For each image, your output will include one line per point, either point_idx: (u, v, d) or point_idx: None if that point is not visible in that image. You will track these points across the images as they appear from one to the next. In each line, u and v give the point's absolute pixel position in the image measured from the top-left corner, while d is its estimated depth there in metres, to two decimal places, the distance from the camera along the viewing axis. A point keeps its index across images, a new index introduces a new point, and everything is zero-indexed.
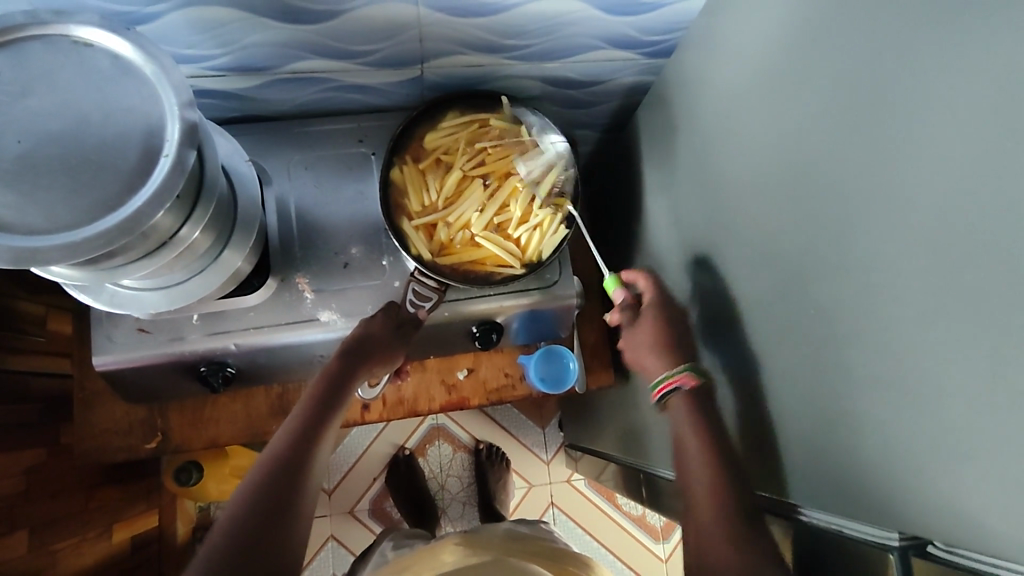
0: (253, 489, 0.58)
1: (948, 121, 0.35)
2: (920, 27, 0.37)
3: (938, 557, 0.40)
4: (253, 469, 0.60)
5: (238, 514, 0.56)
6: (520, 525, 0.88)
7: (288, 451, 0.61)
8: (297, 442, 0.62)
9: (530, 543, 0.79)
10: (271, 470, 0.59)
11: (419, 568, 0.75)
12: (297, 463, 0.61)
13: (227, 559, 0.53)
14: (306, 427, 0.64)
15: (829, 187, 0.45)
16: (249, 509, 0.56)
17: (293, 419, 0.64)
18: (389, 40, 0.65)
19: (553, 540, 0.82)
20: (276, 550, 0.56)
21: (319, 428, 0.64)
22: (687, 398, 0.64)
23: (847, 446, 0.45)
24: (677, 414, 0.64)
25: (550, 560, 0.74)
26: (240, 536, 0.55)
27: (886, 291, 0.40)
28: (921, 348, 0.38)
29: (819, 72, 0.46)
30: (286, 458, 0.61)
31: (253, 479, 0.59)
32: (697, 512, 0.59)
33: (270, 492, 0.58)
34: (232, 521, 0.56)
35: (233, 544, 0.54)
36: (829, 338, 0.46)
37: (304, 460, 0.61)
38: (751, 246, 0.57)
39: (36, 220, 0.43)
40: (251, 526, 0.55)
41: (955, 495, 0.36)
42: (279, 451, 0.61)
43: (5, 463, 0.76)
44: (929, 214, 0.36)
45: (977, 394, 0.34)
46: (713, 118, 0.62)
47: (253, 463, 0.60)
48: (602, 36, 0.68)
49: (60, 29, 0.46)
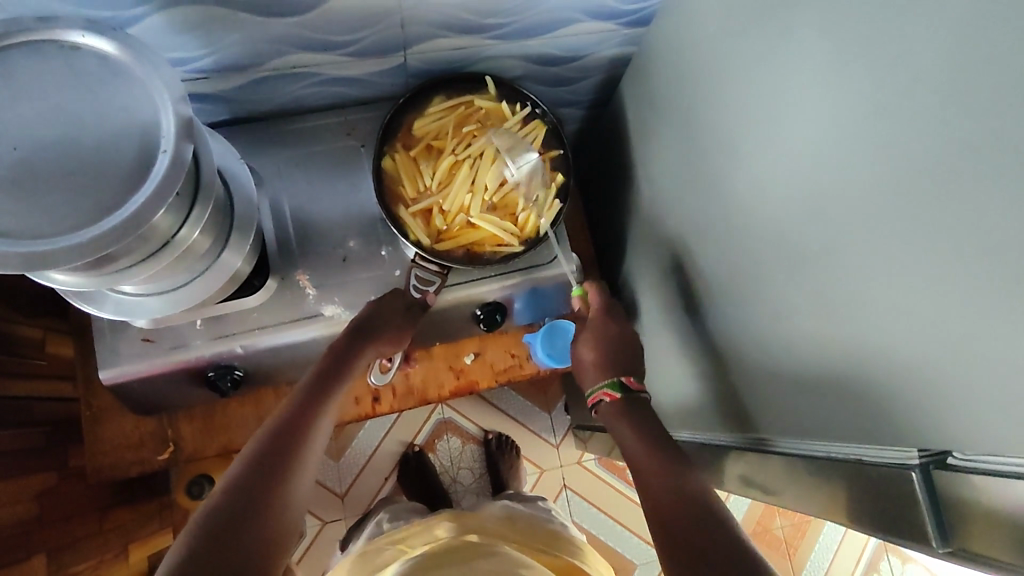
0: (251, 454, 0.53)
1: (935, 43, 0.36)
2: None
3: (958, 467, 0.41)
4: (258, 433, 0.56)
5: (236, 477, 0.51)
6: (517, 504, 0.89)
7: (292, 418, 0.57)
8: (300, 411, 0.59)
9: (526, 524, 0.79)
10: (273, 435, 0.55)
11: (412, 541, 0.75)
12: (304, 431, 0.57)
13: (229, 510, 0.48)
14: (308, 399, 0.60)
15: (818, 127, 0.46)
16: (249, 470, 0.51)
17: (300, 389, 0.62)
18: (371, 27, 0.65)
19: (548, 519, 0.83)
20: (277, 510, 0.50)
21: (323, 398, 0.61)
22: (610, 407, 0.66)
23: (861, 379, 0.46)
24: (615, 424, 0.64)
25: (545, 541, 0.75)
26: (242, 491, 0.49)
27: (883, 222, 0.41)
28: (927, 271, 0.38)
29: (796, 17, 0.47)
30: (288, 424, 0.57)
31: (252, 446, 0.54)
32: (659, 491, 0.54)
33: (275, 453, 0.53)
34: (230, 484, 0.50)
35: (235, 497, 0.49)
36: (830, 277, 0.47)
37: (308, 427, 0.57)
38: (742, 198, 0.58)
39: (40, 225, 0.43)
40: (249, 486, 0.50)
41: (973, 408, 0.37)
42: (281, 420, 0.57)
43: (18, 489, 0.75)
44: (924, 137, 0.37)
45: (990, 304, 0.35)
46: (696, 79, 0.63)
47: (259, 427, 0.56)
48: (580, 8, 0.69)
49: (46, 35, 0.46)
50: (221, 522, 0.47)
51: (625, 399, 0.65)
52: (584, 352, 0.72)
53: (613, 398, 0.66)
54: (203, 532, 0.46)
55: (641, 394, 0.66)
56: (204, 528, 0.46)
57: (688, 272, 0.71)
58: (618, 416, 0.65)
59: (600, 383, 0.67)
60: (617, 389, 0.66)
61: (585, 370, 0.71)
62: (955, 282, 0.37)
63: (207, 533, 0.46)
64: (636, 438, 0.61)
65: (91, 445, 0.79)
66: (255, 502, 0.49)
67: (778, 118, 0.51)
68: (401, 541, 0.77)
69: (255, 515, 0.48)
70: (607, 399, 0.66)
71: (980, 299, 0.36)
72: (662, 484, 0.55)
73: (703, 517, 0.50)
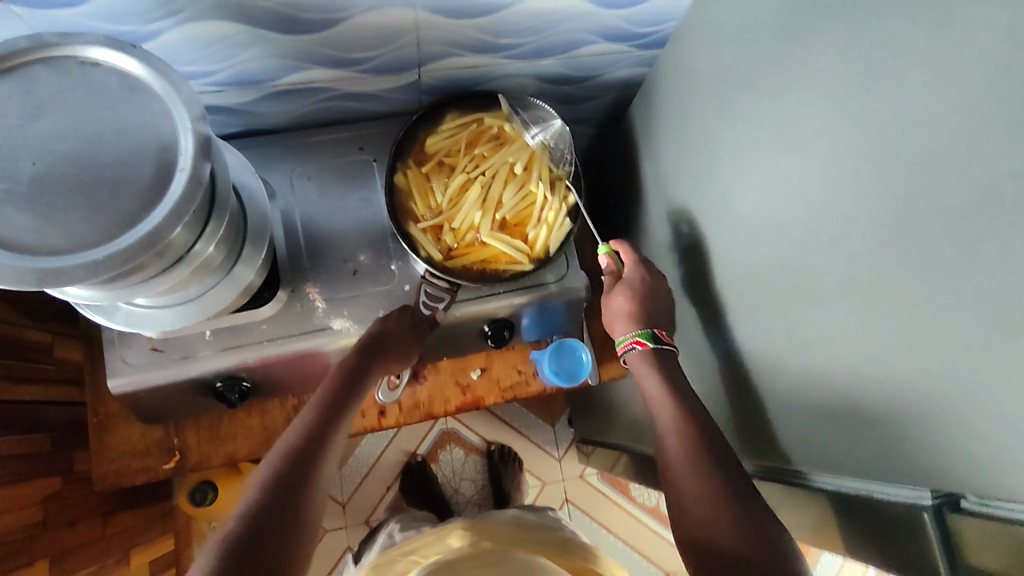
0: (268, 478, 0.53)
1: (946, 86, 0.36)
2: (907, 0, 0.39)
3: (972, 510, 0.41)
4: (270, 456, 0.56)
5: (253, 503, 0.50)
6: (527, 514, 0.88)
7: (308, 440, 0.57)
8: (314, 432, 0.58)
9: (539, 532, 0.79)
10: (289, 458, 0.55)
11: (425, 552, 0.75)
12: (316, 451, 0.57)
13: (243, 536, 0.47)
14: (323, 417, 0.60)
15: (829, 161, 0.46)
16: (265, 495, 0.51)
17: (309, 408, 0.61)
18: (387, 45, 0.65)
19: (561, 529, 0.83)
20: (293, 538, 0.50)
21: (336, 419, 0.61)
22: (638, 357, 0.66)
23: (874, 412, 0.46)
24: (659, 407, 0.62)
25: (559, 547, 0.74)
26: (256, 517, 0.49)
27: (897, 260, 0.41)
28: (944, 311, 0.38)
29: (810, 50, 0.47)
30: (304, 446, 0.56)
31: (268, 469, 0.54)
32: (691, 502, 0.53)
33: (290, 477, 0.53)
34: (246, 510, 0.50)
35: (249, 523, 0.48)
36: (842, 310, 0.47)
37: (322, 449, 0.57)
38: (751, 225, 0.58)
39: (57, 242, 0.43)
40: (267, 513, 0.50)
41: (988, 449, 0.37)
42: (295, 439, 0.57)
43: (23, 494, 0.75)
44: (937, 177, 0.37)
45: (1004, 348, 0.35)
46: (706, 105, 0.63)
47: (269, 450, 0.56)
48: (593, 31, 0.70)
49: (68, 51, 0.46)
50: (236, 550, 0.46)
51: (654, 347, 0.66)
52: (615, 301, 0.69)
53: (643, 347, 0.66)
54: (221, 561, 0.45)
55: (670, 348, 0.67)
56: (221, 556, 0.46)
57: (696, 295, 0.71)
58: (647, 367, 0.65)
59: (631, 331, 0.67)
60: (648, 338, 0.66)
61: (616, 320, 0.69)
62: (969, 324, 0.37)
63: (225, 562, 0.45)
64: (674, 434, 0.58)
65: (98, 451, 0.79)
66: (272, 528, 0.49)
67: (790, 147, 0.51)
68: (413, 553, 0.76)
69: (269, 540, 0.48)
70: (637, 346, 0.66)
71: (991, 342, 0.36)
72: (696, 493, 0.53)
73: (733, 533, 0.49)
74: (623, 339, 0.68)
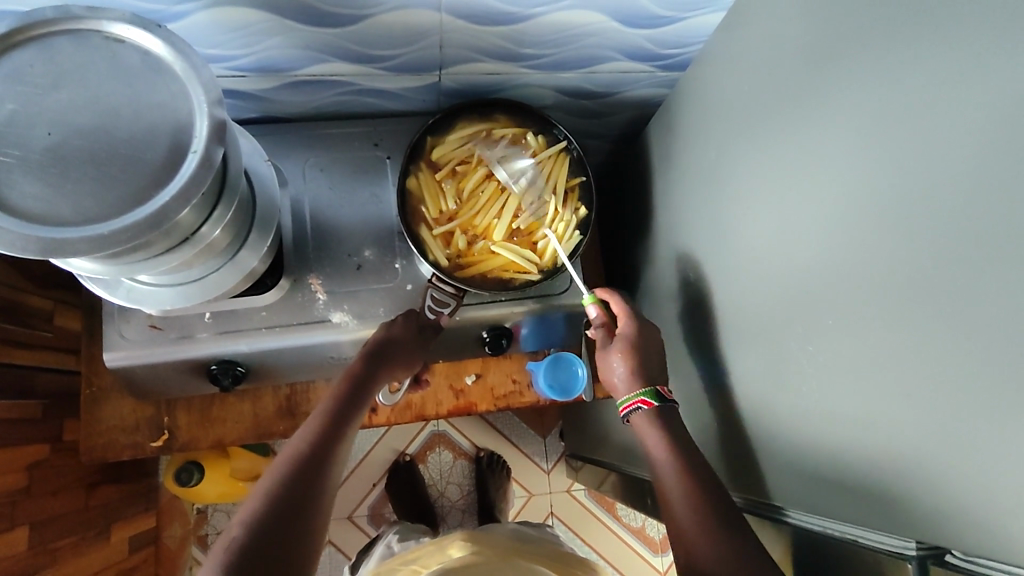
0: (271, 487, 0.52)
1: (956, 135, 0.36)
2: (927, 48, 0.39)
3: (955, 565, 0.40)
4: (276, 462, 0.56)
5: (257, 513, 0.50)
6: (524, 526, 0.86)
7: (311, 449, 0.56)
8: (318, 439, 0.58)
9: (537, 544, 0.78)
10: (292, 466, 0.54)
11: (427, 561, 0.74)
12: (321, 458, 0.56)
13: (248, 545, 0.48)
14: (330, 424, 0.60)
15: (839, 198, 0.46)
16: (268, 507, 0.51)
17: (316, 414, 0.61)
18: (410, 46, 0.66)
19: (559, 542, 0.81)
20: (297, 552, 0.50)
21: (339, 426, 0.60)
22: (643, 417, 0.64)
23: (864, 454, 0.45)
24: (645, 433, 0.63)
25: (556, 560, 0.74)
26: (262, 524, 0.49)
27: (900, 305, 0.41)
28: (940, 361, 0.38)
29: (830, 89, 0.47)
30: (310, 454, 0.56)
31: (270, 480, 0.53)
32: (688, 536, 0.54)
33: (296, 485, 0.53)
34: (251, 520, 0.50)
35: (253, 531, 0.49)
36: (840, 350, 0.47)
37: (327, 457, 0.57)
38: (756, 255, 0.58)
39: (64, 212, 0.43)
40: (271, 522, 0.50)
41: (976, 503, 0.36)
42: (302, 445, 0.57)
43: (9, 459, 0.75)
44: (944, 225, 0.37)
45: (998, 403, 0.34)
46: (721, 133, 0.63)
47: (276, 456, 0.56)
48: (617, 48, 0.70)
49: (93, 25, 0.46)
50: (244, 557, 0.47)
51: (661, 408, 0.64)
52: (614, 362, 0.68)
53: (649, 406, 0.64)
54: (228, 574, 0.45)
55: (672, 402, 0.65)
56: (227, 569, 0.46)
57: (698, 318, 0.70)
58: (650, 427, 0.63)
59: (635, 390, 0.65)
60: (653, 397, 0.65)
61: (616, 381, 0.68)
62: (964, 375, 0.36)
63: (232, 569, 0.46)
64: (666, 468, 0.59)
65: (88, 423, 0.79)
66: (276, 537, 0.49)
67: (801, 182, 0.51)
68: (415, 562, 0.75)
69: (273, 549, 0.48)
70: (643, 406, 0.64)
71: (985, 398, 0.35)
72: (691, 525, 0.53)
73: None
74: (628, 398, 0.66)
